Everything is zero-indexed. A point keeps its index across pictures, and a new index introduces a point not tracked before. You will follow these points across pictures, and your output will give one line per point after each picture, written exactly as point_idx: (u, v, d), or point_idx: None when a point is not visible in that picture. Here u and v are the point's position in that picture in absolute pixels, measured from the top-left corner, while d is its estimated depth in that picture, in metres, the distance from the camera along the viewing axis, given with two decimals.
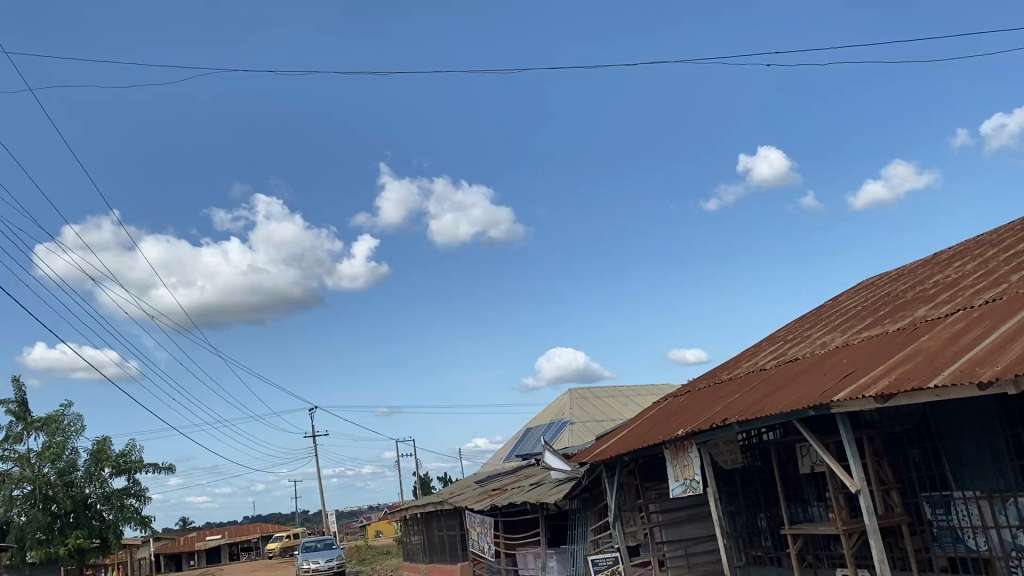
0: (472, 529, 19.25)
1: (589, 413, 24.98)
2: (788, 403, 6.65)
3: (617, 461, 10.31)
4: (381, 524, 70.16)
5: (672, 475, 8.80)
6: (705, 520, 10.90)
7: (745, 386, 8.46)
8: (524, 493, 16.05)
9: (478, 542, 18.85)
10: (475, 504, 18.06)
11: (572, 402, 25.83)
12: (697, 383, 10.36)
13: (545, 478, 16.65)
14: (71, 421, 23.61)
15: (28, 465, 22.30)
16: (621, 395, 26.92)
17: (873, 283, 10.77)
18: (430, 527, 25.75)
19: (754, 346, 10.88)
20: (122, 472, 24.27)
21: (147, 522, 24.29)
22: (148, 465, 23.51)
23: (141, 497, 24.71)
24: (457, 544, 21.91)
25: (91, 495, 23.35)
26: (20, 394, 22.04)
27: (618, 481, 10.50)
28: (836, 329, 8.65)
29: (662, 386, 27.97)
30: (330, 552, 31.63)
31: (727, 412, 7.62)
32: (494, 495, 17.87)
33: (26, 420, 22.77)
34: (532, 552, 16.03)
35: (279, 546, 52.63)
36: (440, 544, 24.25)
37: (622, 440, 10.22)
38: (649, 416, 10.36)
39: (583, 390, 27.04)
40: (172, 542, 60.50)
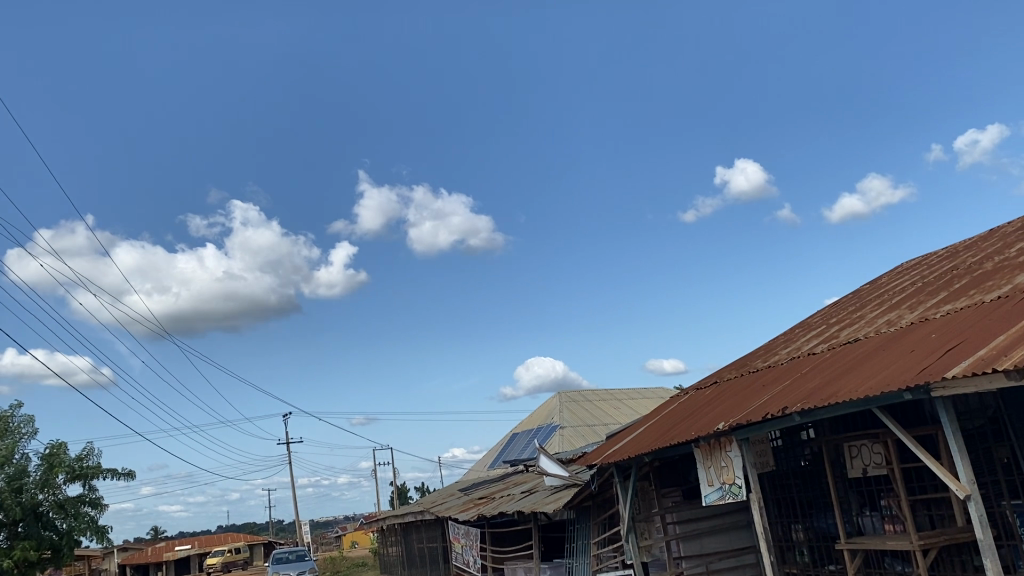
0: (456, 541, 17.81)
1: (579, 418, 23.59)
2: (872, 386, 5.29)
3: (633, 462, 8.89)
4: (358, 535, 68.27)
5: (704, 479, 7.47)
6: (730, 532, 9.60)
7: (794, 372, 7.11)
8: (517, 502, 14.61)
9: (462, 555, 17.40)
10: (460, 513, 16.63)
11: (562, 406, 24.44)
12: (725, 374, 9.00)
13: (538, 484, 15.28)
14: (20, 424, 21.91)
15: None
16: (612, 398, 25.56)
17: (920, 263, 9.52)
18: (410, 539, 24.19)
19: (786, 335, 9.56)
20: (78, 479, 22.53)
21: (105, 532, 22.54)
22: (106, 470, 21.80)
23: (99, 506, 22.99)
24: (439, 557, 20.40)
25: (43, 503, 21.57)
26: None
27: (632, 487, 9.13)
28: (899, 306, 7.33)
29: (656, 390, 26.62)
30: (302, 564, 29.95)
31: (782, 401, 6.25)
32: (481, 504, 16.41)
33: None
34: (523, 566, 14.64)
35: (222, 562, 49.80)
36: (420, 557, 22.69)
37: (639, 438, 8.81)
38: (669, 412, 8.97)
39: (573, 393, 25.67)
40: (140, 553, 58.34)
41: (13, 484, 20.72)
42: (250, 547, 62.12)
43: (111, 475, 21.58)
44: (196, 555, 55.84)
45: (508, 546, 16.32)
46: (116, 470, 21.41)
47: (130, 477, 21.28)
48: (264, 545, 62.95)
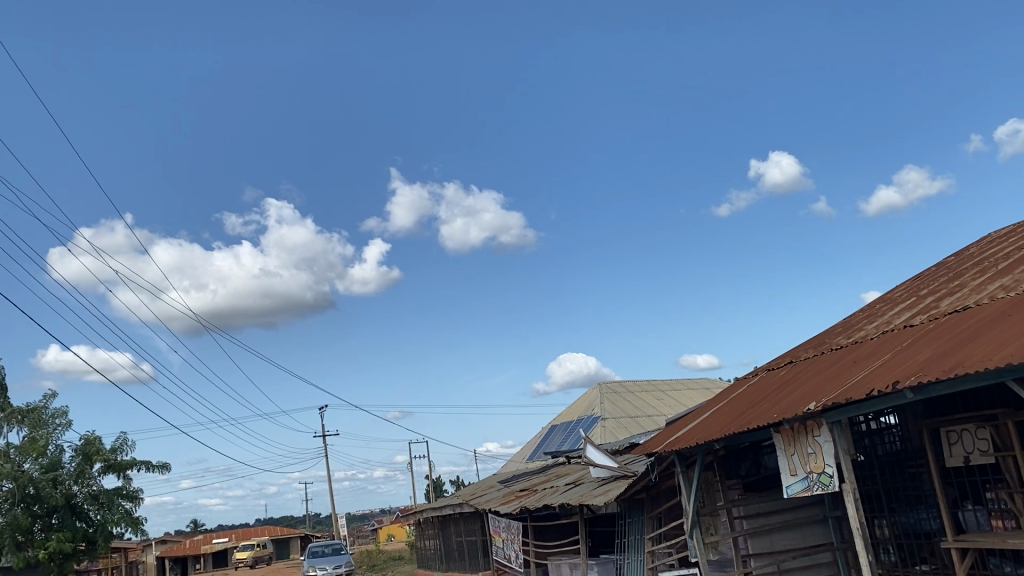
0: (496, 535, 17.11)
1: (621, 409, 22.77)
2: (1009, 354, 4.44)
3: (700, 449, 8.04)
4: (393, 528, 68.12)
5: (786, 468, 6.63)
6: (804, 527, 8.66)
7: (894, 346, 6.24)
8: (561, 495, 13.85)
9: (502, 550, 16.69)
10: (501, 506, 15.91)
11: (603, 397, 23.64)
12: (801, 352, 8.12)
13: (583, 476, 14.53)
14: (55, 414, 21.60)
15: (6, 460, 20.24)
16: (655, 389, 24.69)
17: (1016, 229, 8.55)
18: (447, 533, 23.51)
19: (867, 311, 8.65)
20: (112, 471, 22.18)
21: (140, 524, 22.17)
22: (140, 462, 21.43)
23: (134, 499, 22.63)
24: (478, 552, 19.69)
25: (77, 495, 21.23)
26: None
27: (701, 474, 8.19)
28: (1012, 271, 6.41)
29: (700, 381, 25.72)
30: (338, 557, 29.44)
31: (889, 376, 5.40)
32: (523, 496, 15.68)
33: (5, 412, 20.71)
34: (567, 562, 13.96)
35: (253, 555, 49.45)
36: (458, 551, 22.00)
37: (707, 423, 7.96)
38: (741, 394, 8.11)
39: (613, 384, 24.85)
40: (178, 545, 58.59)
41: (48, 475, 20.38)
42: (286, 541, 62.06)
43: (144, 466, 21.20)
44: (233, 549, 55.84)
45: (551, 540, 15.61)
46: (150, 461, 21.02)
47: (165, 469, 20.88)
48: (300, 539, 62.86)
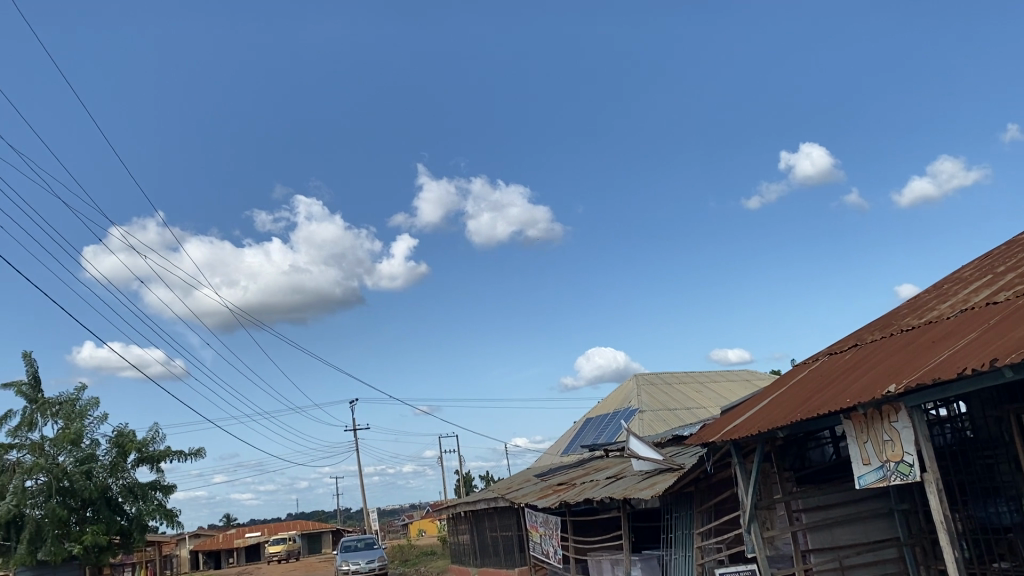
0: (533, 530, 16.76)
1: (658, 401, 22.28)
2: None
3: (758, 438, 7.57)
4: (424, 523, 68.17)
5: (859, 456, 6.17)
6: (868, 521, 8.19)
7: (978, 325, 5.73)
8: (603, 489, 13.43)
9: (540, 545, 16.36)
10: (538, 500, 15.55)
11: (639, 389, 23.17)
12: (866, 336, 7.60)
13: (624, 469, 14.13)
14: (88, 407, 21.59)
15: (41, 452, 20.23)
16: (692, 381, 24.17)
17: None
18: (481, 527, 23.18)
19: (934, 291, 8.10)
20: (146, 462, 22.14)
21: (174, 516, 22.12)
22: (173, 453, 21.36)
23: (167, 491, 22.58)
24: (514, 547, 19.34)
25: (111, 487, 21.21)
26: (31, 372, 20.00)
27: (761, 459, 7.71)
28: None
29: (738, 372, 25.15)
30: (371, 552, 29.26)
31: (981, 355, 4.91)
32: (562, 490, 15.28)
33: (38, 403, 20.70)
34: (608, 558, 13.78)
35: (286, 549, 49.60)
36: (494, 546, 21.66)
37: (766, 410, 7.49)
38: (801, 380, 7.62)
39: (650, 376, 24.37)
40: (211, 539, 59.00)
41: (82, 467, 20.35)
42: (318, 535, 62.23)
43: (177, 456, 21.12)
44: (266, 542, 56.06)
45: (591, 536, 15.27)
46: (183, 451, 20.93)
47: (198, 459, 20.79)
48: (333, 532, 63.01)
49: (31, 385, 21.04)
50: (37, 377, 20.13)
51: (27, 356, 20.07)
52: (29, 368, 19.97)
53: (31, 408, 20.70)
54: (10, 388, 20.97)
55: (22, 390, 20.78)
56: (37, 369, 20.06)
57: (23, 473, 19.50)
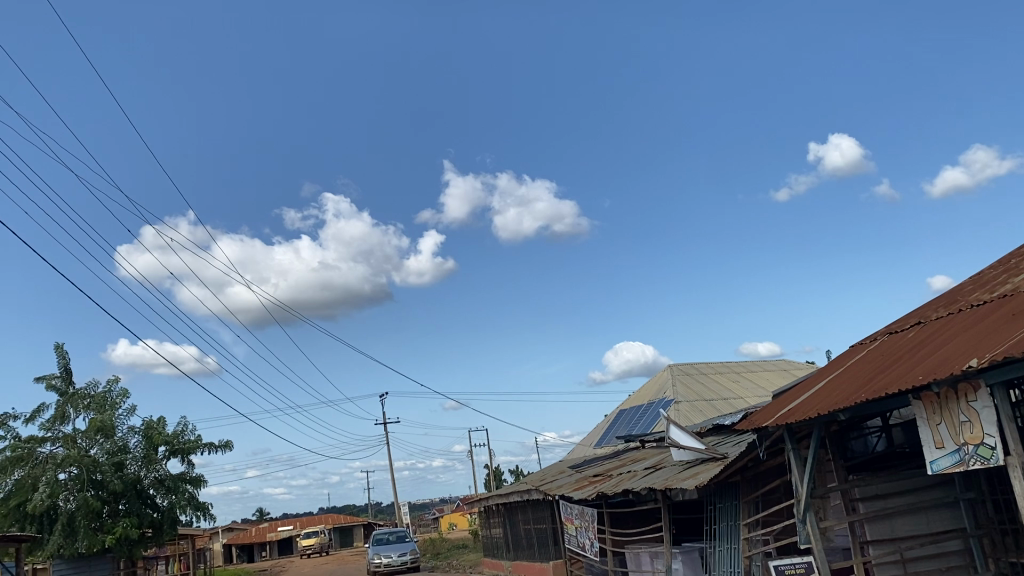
0: (568, 522, 16.41)
1: (694, 391, 21.83)
2: None
3: (815, 422, 7.12)
4: (455, 517, 68.13)
5: (931, 440, 5.74)
6: (930, 511, 7.71)
7: None
8: (641, 479, 13.02)
9: (575, 538, 15.99)
10: (574, 492, 15.19)
11: (674, 379, 22.72)
12: (930, 314, 7.12)
13: (663, 460, 13.72)
14: (119, 399, 21.59)
15: (73, 445, 20.23)
16: (728, 371, 23.67)
17: None
18: (515, 520, 22.87)
19: (1000, 267, 7.60)
20: (177, 455, 22.09)
21: (205, 508, 22.04)
22: (203, 444, 21.28)
23: (198, 483, 22.52)
24: (549, 540, 19.01)
25: (143, 480, 21.18)
26: (62, 364, 20.00)
27: (818, 442, 7.25)
28: None
29: (775, 362, 24.61)
30: (403, 545, 29.07)
31: None
32: (598, 482, 14.89)
33: (70, 396, 20.70)
34: (647, 551, 13.59)
35: (318, 543, 49.73)
36: (527, 539, 21.34)
37: (823, 393, 7.04)
38: (860, 361, 7.16)
39: (684, 366, 23.91)
40: (244, 533, 59.40)
41: (113, 459, 20.33)
42: (350, 529, 62.39)
43: (207, 448, 21.03)
44: (298, 536, 56.28)
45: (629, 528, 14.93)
46: (213, 442, 20.84)
47: (227, 449, 20.69)
48: (364, 526, 63.14)
49: (62, 378, 21.06)
50: (67, 369, 20.13)
51: (58, 348, 20.08)
52: (60, 360, 19.96)
53: (63, 401, 20.71)
54: (42, 381, 21.00)
55: (54, 382, 20.80)
56: (69, 361, 20.06)
57: (56, 466, 19.51)
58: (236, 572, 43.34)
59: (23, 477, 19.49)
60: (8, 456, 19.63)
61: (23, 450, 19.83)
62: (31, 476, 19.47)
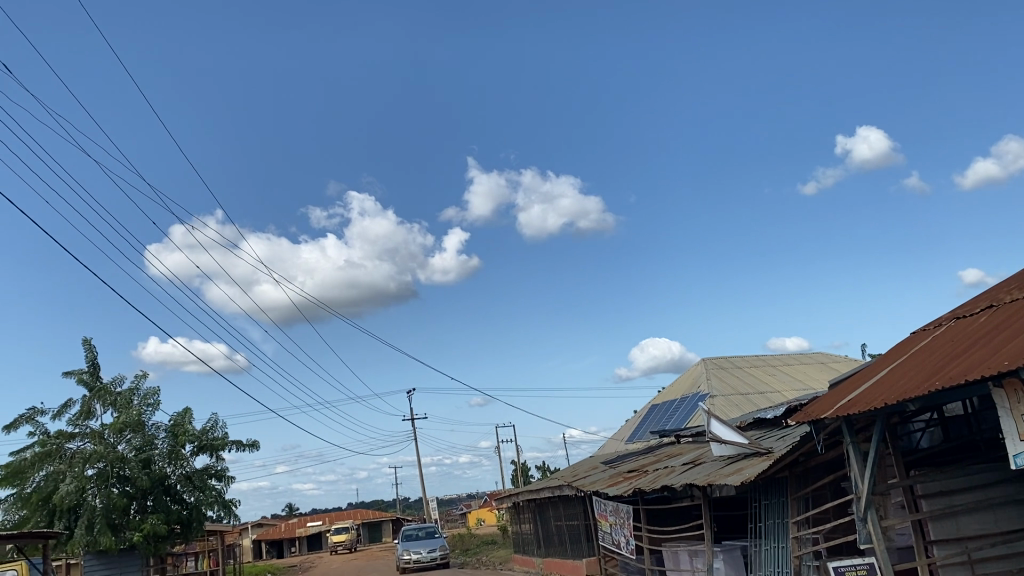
0: (602, 519, 16.01)
1: (729, 385, 21.33)
2: None
3: (879, 413, 6.64)
4: (483, 512, 67.98)
5: (1015, 432, 5.24)
6: (1000, 509, 7.20)
7: None
8: (680, 475, 12.57)
9: (610, 535, 15.60)
10: (608, 487, 14.78)
11: (709, 373, 22.21)
12: (1003, 297, 6.60)
13: (702, 455, 13.28)
14: (146, 395, 21.48)
15: (101, 440, 20.16)
16: (764, 364, 23.11)
17: None
18: (545, 517, 22.49)
19: None
20: (204, 451, 21.96)
21: (231, 506, 21.89)
22: (230, 442, 21.12)
23: (226, 480, 22.38)
24: (581, 537, 18.62)
25: (170, 476, 21.08)
26: (90, 359, 19.91)
27: (882, 434, 6.72)
28: None
29: (813, 355, 24.00)
30: (432, 541, 28.81)
31: None
32: (634, 477, 14.46)
33: (98, 391, 20.62)
34: (686, 549, 13.22)
35: (347, 539, 49.72)
36: (559, 536, 20.95)
37: (887, 381, 6.55)
38: (926, 348, 6.66)
39: (719, 360, 23.37)
40: (273, 528, 59.68)
41: (140, 456, 20.22)
42: (378, 525, 62.42)
43: (234, 446, 20.85)
44: (327, 532, 56.38)
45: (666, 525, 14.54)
46: (240, 440, 20.66)
47: (255, 448, 20.50)
48: (392, 522, 63.14)
49: (90, 372, 21.00)
50: (95, 364, 20.04)
51: (86, 343, 19.99)
52: (88, 355, 19.88)
53: (91, 396, 20.64)
54: (70, 376, 20.96)
55: (82, 377, 20.74)
56: (97, 356, 19.97)
57: (83, 462, 19.44)
58: (266, 567, 43.45)
59: (51, 472, 19.45)
60: (37, 452, 19.60)
61: (51, 445, 19.80)
62: (58, 471, 19.43)
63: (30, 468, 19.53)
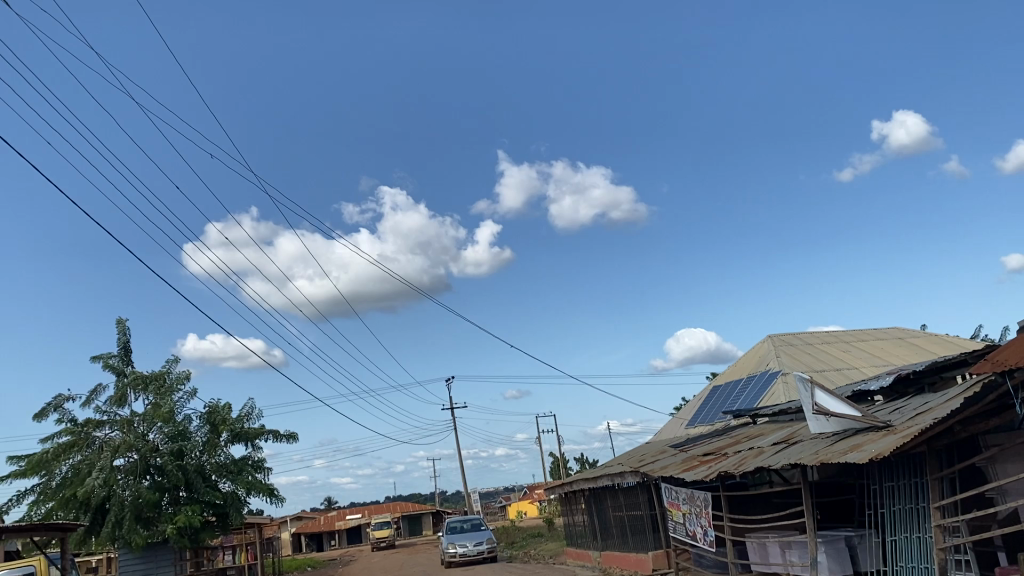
0: (674, 508, 14.54)
1: (802, 363, 19.67)
2: None
3: None
4: (524, 505, 66.81)
5: None
6: None
7: None
8: (773, 456, 10.97)
9: (684, 525, 14.10)
10: (682, 472, 13.30)
11: (778, 350, 20.55)
12: None
13: (795, 434, 11.74)
14: (178, 380, 20.33)
15: (131, 428, 19.06)
16: (838, 341, 21.35)
17: None
18: (602, 507, 21.05)
19: None
20: (240, 441, 20.80)
21: (268, 497, 20.70)
22: (267, 430, 19.93)
23: (263, 470, 21.19)
24: (646, 528, 17.14)
25: (204, 466, 19.96)
26: (121, 342, 18.78)
27: None
28: None
29: (889, 330, 22.21)
30: (478, 533, 27.46)
31: None
32: (714, 461, 12.90)
33: (128, 376, 19.51)
34: (778, 541, 11.71)
35: (385, 532, 48.67)
36: (618, 527, 19.52)
37: None
38: None
39: (787, 336, 21.70)
40: (313, 521, 59.02)
41: (173, 445, 19.10)
42: (418, 517, 61.36)
43: (272, 435, 19.63)
44: (366, 524, 55.42)
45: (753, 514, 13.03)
46: (278, 430, 19.44)
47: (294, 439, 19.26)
48: (433, 515, 62.02)
49: (121, 357, 19.90)
50: (127, 347, 18.91)
51: (117, 324, 18.89)
52: (120, 338, 18.76)
53: (122, 382, 19.53)
54: (99, 361, 19.86)
55: (111, 362, 19.63)
56: (128, 339, 18.82)
57: (113, 451, 18.37)
58: (307, 560, 42.59)
59: (80, 462, 18.41)
60: (63, 441, 18.55)
61: (79, 434, 18.75)
62: (86, 461, 18.36)
63: (57, 459, 18.50)
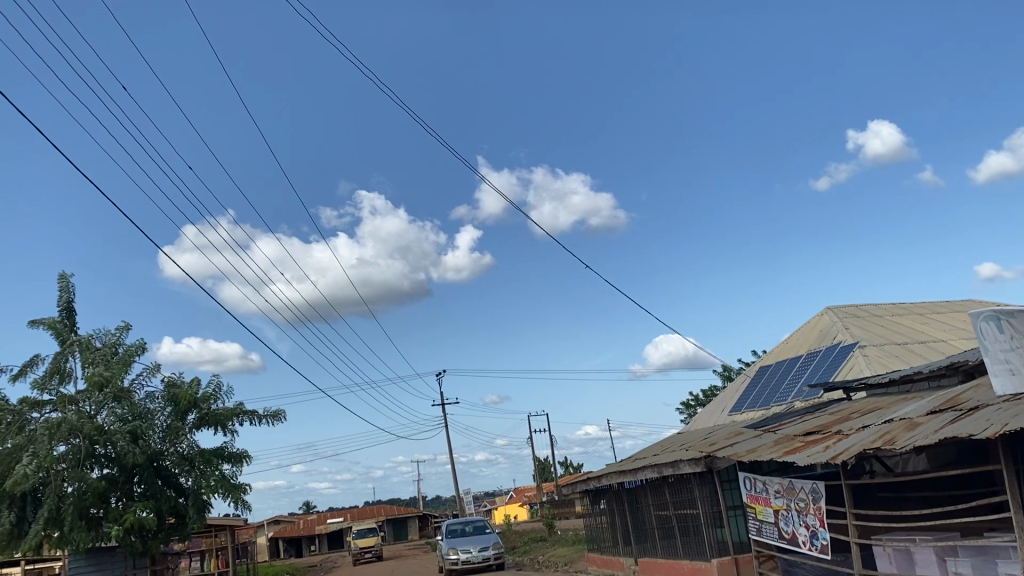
0: (762, 505, 11.40)
1: (877, 334, 16.69)
2: None
3: None
4: (512, 509, 63.63)
5: None
6: None
7: None
8: (950, 425, 7.79)
9: (779, 527, 10.95)
10: (784, 455, 10.17)
11: (845, 322, 17.56)
12: None
13: (963, 399, 8.66)
14: (134, 352, 17.01)
15: (74, 408, 15.69)
16: (910, 312, 18.37)
17: None
18: (638, 505, 17.92)
19: None
20: (209, 425, 17.50)
21: (240, 494, 17.40)
22: (242, 411, 16.65)
23: (235, 460, 17.88)
24: (704, 529, 13.99)
25: (164, 455, 16.65)
26: (63, 301, 15.42)
27: None
28: None
29: (966, 303, 19.21)
30: (486, 537, 24.03)
31: None
32: (833, 441, 9.75)
33: (73, 345, 16.14)
34: (937, 546, 8.65)
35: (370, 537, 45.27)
36: (662, 530, 16.36)
37: None
38: None
39: (851, 308, 18.70)
40: (291, 526, 55.44)
41: (125, 428, 15.73)
42: (404, 520, 57.92)
43: (249, 418, 16.35)
44: (349, 529, 51.90)
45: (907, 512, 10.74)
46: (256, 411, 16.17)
47: (276, 421, 16.01)
48: (419, 519, 58.64)
49: (64, 321, 16.55)
50: (70, 308, 15.56)
51: (61, 279, 15.52)
52: (63, 294, 15.39)
53: (63, 351, 16.14)
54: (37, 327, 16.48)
55: (53, 327, 16.29)
56: (72, 296, 15.46)
57: (49, 436, 14.96)
58: (286, 566, 38.93)
59: (9, 449, 15.00)
60: None
61: (10, 415, 15.33)
62: (17, 448, 14.95)
63: None
